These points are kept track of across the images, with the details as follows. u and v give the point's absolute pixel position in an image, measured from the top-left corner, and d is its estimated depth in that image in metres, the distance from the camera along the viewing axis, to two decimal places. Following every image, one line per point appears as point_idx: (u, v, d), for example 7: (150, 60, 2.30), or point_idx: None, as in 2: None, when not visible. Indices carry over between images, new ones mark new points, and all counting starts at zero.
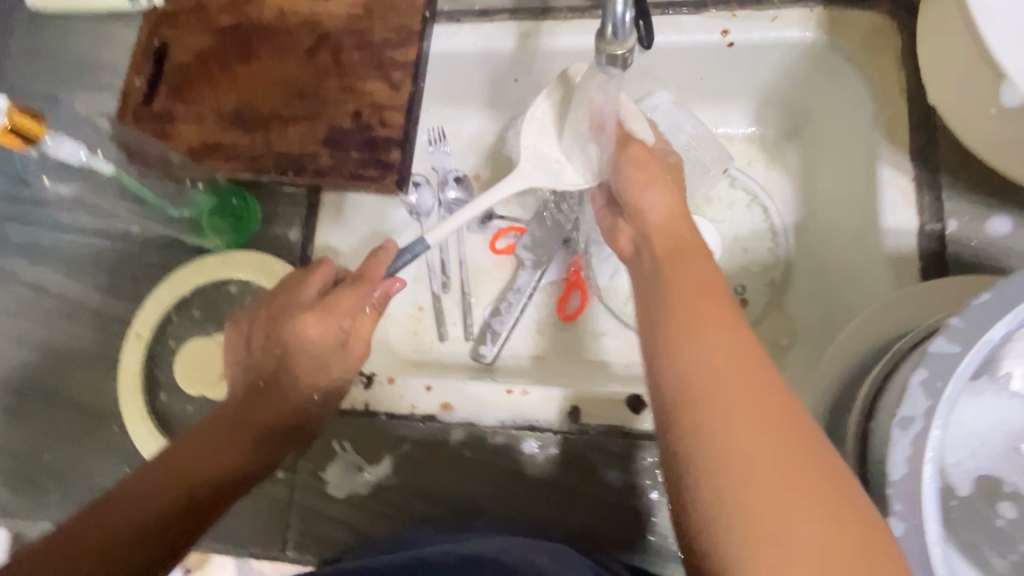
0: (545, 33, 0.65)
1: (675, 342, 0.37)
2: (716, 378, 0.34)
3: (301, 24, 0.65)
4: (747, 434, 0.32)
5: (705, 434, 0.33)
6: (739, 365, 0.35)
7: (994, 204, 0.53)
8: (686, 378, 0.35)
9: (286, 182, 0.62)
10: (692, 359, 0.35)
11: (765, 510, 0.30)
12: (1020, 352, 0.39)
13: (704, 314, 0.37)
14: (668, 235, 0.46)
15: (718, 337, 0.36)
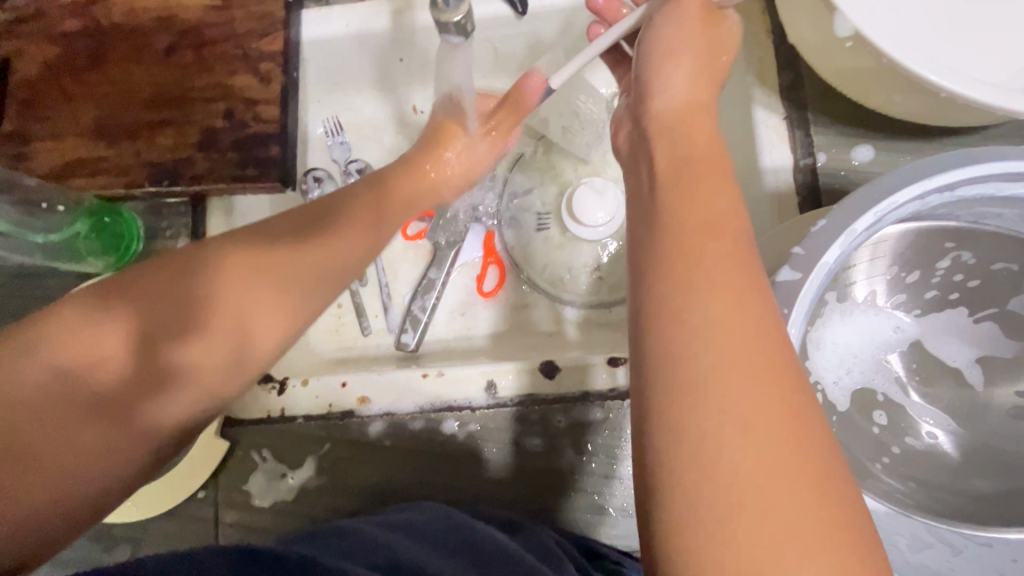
0: (418, 8, 0.63)
1: (673, 293, 0.28)
2: (713, 349, 0.26)
3: (155, 21, 0.60)
4: (751, 418, 0.25)
5: (688, 418, 0.26)
6: (742, 333, 0.27)
7: (857, 134, 0.55)
8: (678, 345, 0.27)
9: (165, 192, 0.58)
10: (680, 326, 0.27)
11: (750, 516, 0.24)
12: (869, 270, 0.42)
13: (712, 260, 0.28)
14: (680, 130, 0.36)
15: (726, 292, 0.28)
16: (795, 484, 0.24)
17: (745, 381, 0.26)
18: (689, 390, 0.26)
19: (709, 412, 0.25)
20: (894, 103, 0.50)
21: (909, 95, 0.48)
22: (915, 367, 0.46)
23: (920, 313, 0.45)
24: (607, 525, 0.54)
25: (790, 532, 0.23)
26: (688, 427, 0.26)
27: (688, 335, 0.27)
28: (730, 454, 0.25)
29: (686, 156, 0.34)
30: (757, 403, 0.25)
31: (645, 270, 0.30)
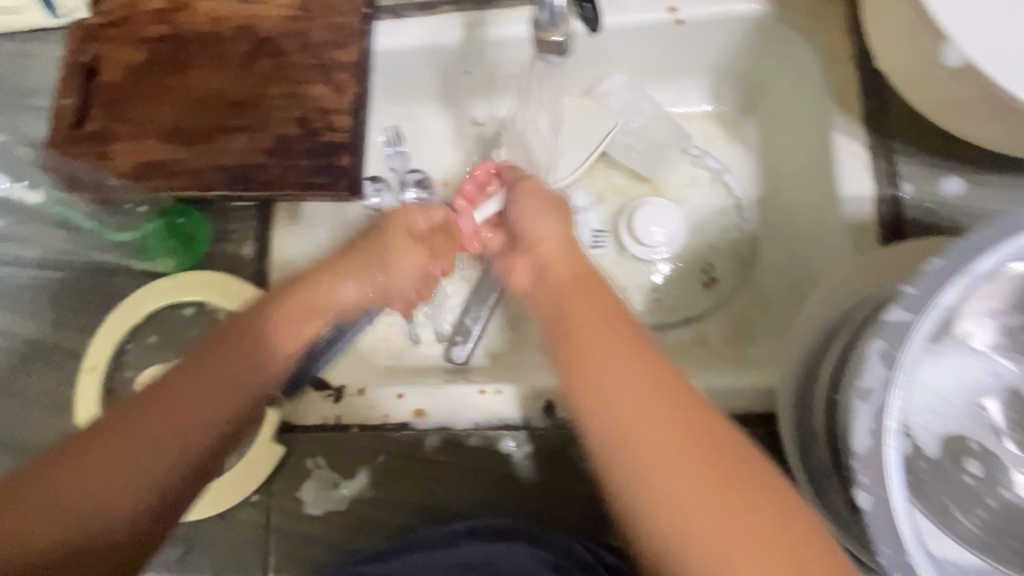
0: (491, 23, 0.63)
1: (577, 362, 0.39)
2: (612, 400, 0.36)
3: (237, 29, 0.62)
4: (669, 450, 0.34)
5: (630, 468, 0.34)
6: (632, 379, 0.36)
7: (946, 166, 0.53)
8: (587, 405, 0.37)
9: (236, 196, 0.59)
10: (602, 394, 0.37)
11: (683, 506, 0.32)
12: (974, 313, 0.39)
13: (596, 336, 0.39)
14: (566, 267, 0.46)
15: (612, 355, 0.38)
16: (717, 480, 0.33)
17: (646, 413, 0.35)
18: (603, 430, 0.36)
19: (629, 439, 0.35)
20: (992, 137, 0.48)
21: (1007, 130, 0.46)
22: (1013, 415, 0.43)
23: (1018, 358, 0.43)
24: None
25: (717, 509, 0.32)
26: (631, 470, 0.34)
27: (598, 388, 0.37)
28: (655, 469, 0.33)
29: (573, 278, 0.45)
30: (662, 424, 0.34)
31: (556, 351, 0.41)
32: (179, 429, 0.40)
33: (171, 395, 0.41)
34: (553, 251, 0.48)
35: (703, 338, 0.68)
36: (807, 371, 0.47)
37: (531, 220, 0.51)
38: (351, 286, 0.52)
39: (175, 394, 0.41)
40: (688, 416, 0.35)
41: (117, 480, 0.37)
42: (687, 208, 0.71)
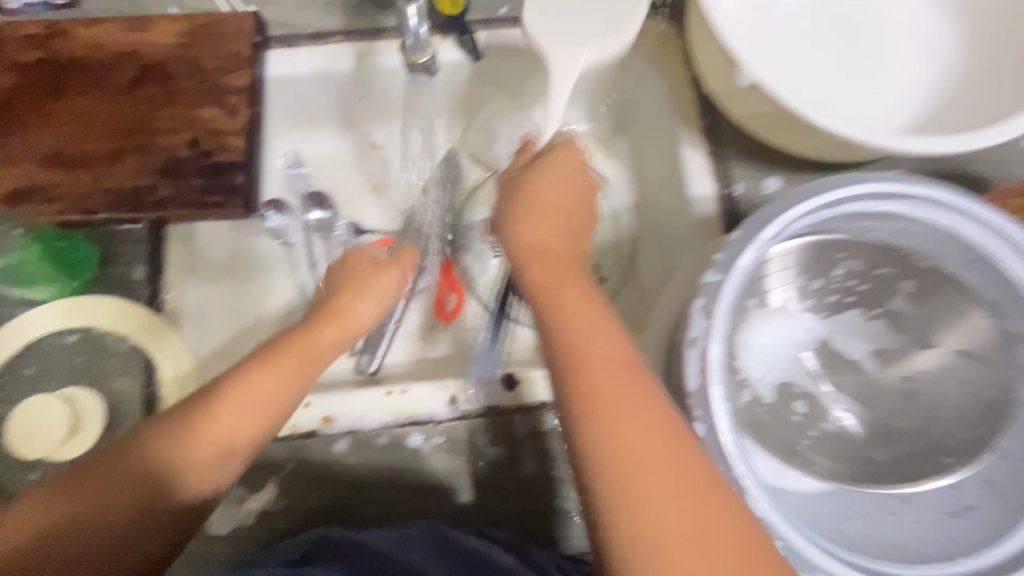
0: (380, 52, 0.67)
1: (594, 406, 0.39)
2: (625, 443, 0.38)
3: (120, 55, 0.62)
4: (645, 453, 0.37)
5: (605, 463, 0.38)
6: (650, 433, 0.38)
7: (767, 169, 0.64)
8: (584, 398, 0.40)
9: (125, 219, 0.60)
10: (586, 393, 0.40)
11: (649, 509, 0.36)
12: (779, 281, 0.49)
13: (619, 382, 0.40)
14: (549, 265, 0.47)
15: (602, 354, 0.41)
16: (679, 484, 0.37)
17: (635, 422, 0.38)
18: (604, 467, 0.38)
19: (615, 439, 0.38)
20: (801, 143, 0.60)
21: (805, 136, 0.58)
22: (825, 361, 0.51)
23: (824, 314, 0.51)
24: (560, 522, 0.59)
25: (673, 512, 0.36)
26: (608, 467, 0.38)
27: (613, 436, 0.38)
28: (651, 511, 0.36)
29: (578, 314, 0.43)
30: (649, 440, 0.38)
31: (566, 392, 0.41)
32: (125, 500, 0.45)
33: (84, 470, 0.45)
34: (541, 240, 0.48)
35: None
36: (670, 343, 0.55)
37: (527, 218, 0.49)
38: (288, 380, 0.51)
39: (60, 482, 0.45)
40: (697, 476, 0.37)
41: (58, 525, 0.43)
42: None
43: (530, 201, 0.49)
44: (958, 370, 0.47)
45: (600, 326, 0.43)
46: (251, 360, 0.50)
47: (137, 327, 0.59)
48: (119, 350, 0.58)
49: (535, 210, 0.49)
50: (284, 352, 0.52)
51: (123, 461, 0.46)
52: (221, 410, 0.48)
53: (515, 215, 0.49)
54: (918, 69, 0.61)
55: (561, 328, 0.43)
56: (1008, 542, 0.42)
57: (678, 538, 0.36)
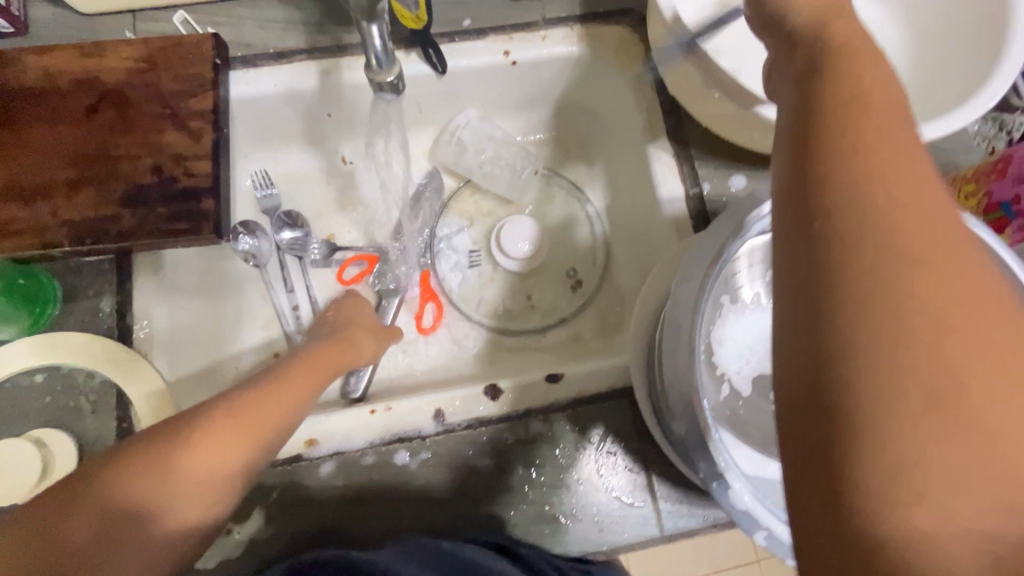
0: (345, 69, 0.66)
1: (899, 239, 0.24)
2: (924, 282, 0.23)
3: (75, 83, 0.61)
4: (959, 310, 0.23)
5: (880, 307, 0.23)
6: (977, 292, 0.23)
7: (732, 167, 0.66)
8: (868, 211, 0.24)
9: (88, 251, 0.58)
10: (868, 200, 0.24)
11: (943, 384, 0.22)
12: (746, 277, 0.51)
13: (936, 209, 0.25)
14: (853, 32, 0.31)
15: (904, 155, 0.25)
16: (1003, 371, 0.23)
17: (947, 259, 0.24)
18: (901, 331, 0.23)
19: (910, 278, 0.23)
20: (764, 141, 0.61)
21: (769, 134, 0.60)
22: None
23: None
24: (561, 533, 0.56)
25: (986, 404, 0.22)
26: (886, 311, 0.23)
27: (930, 286, 0.23)
28: (974, 400, 0.22)
29: (869, 113, 0.26)
30: (969, 294, 0.23)
31: (851, 216, 0.25)
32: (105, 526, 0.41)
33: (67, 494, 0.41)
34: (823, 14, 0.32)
35: (577, 334, 0.75)
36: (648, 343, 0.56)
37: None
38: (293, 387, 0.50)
39: (34, 515, 0.41)
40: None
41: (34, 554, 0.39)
42: (548, 222, 0.80)
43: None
44: None
45: (908, 126, 0.27)
46: (268, 375, 0.51)
47: (104, 361, 0.57)
48: (90, 387, 0.56)
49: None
50: (297, 369, 0.52)
51: (96, 495, 0.41)
52: (215, 426, 0.45)
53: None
54: None
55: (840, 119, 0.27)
56: None
57: (975, 437, 0.22)
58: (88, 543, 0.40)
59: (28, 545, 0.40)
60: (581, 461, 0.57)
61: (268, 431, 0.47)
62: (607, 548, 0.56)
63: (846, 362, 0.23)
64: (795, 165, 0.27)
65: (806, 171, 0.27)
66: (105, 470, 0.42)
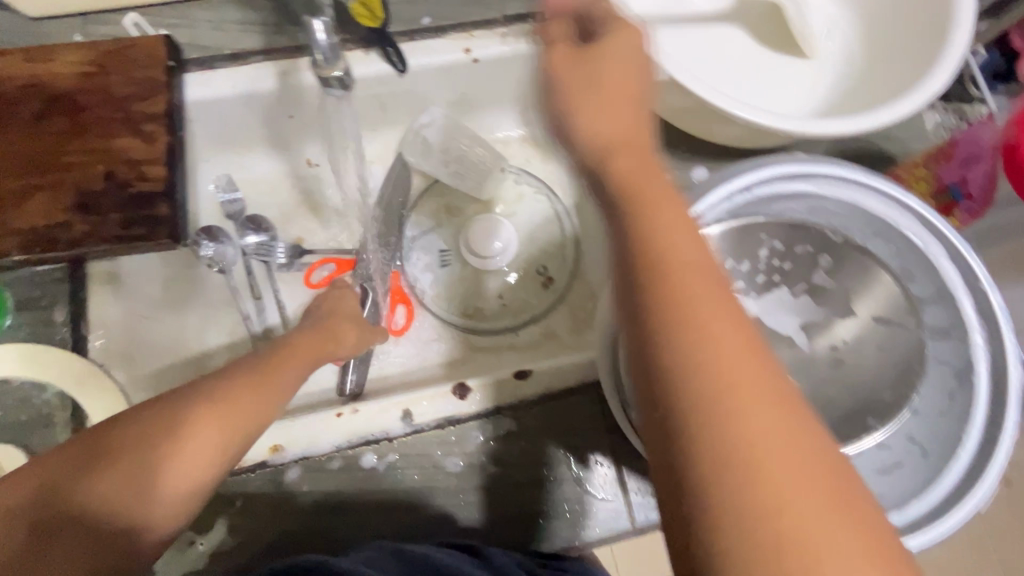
0: (303, 68, 0.65)
1: (705, 377, 0.28)
2: (730, 409, 0.27)
3: (21, 88, 0.59)
4: (759, 429, 0.27)
5: (700, 435, 0.27)
6: (772, 412, 0.27)
7: (693, 159, 0.66)
8: (679, 350, 0.28)
9: (38, 260, 0.57)
10: (679, 341, 0.29)
11: (760, 501, 0.26)
12: None
13: (734, 341, 0.29)
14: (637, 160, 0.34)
15: (701, 293, 0.30)
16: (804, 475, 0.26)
17: (745, 384, 0.28)
18: (721, 464, 0.26)
19: (718, 407, 0.27)
20: (725, 134, 0.62)
21: (730, 127, 0.60)
22: None
23: (755, 294, 0.50)
24: (533, 530, 0.56)
25: (797, 512, 0.26)
26: (705, 441, 0.27)
27: (735, 418, 0.27)
28: (785, 508, 0.26)
29: (669, 255, 0.31)
30: (767, 412, 0.27)
31: (667, 359, 0.29)
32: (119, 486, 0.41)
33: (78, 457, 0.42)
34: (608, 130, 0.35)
35: (550, 331, 0.75)
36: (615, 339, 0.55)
37: (583, 106, 0.36)
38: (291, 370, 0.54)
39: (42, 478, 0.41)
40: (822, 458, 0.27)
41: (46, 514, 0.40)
42: (518, 220, 0.80)
43: (589, 59, 0.37)
44: (875, 336, 0.48)
45: (704, 260, 0.31)
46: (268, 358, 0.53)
47: (58, 372, 0.56)
48: (44, 399, 0.55)
49: (605, 72, 0.37)
50: (274, 364, 0.53)
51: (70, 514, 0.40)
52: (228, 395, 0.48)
53: (576, 76, 0.37)
54: (823, 60, 0.65)
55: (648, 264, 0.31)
56: (945, 481, 0.44)
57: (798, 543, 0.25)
58: (103, 501, 0.41)
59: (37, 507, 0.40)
60: (551, 457, 0.57)
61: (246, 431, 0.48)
62: (579, 543, 0.56)
63: (685, 488, 0.27)
64: (623, 309, 0.31)
65: (630, 317, 0.31)
66: (77, 486, 0.41)
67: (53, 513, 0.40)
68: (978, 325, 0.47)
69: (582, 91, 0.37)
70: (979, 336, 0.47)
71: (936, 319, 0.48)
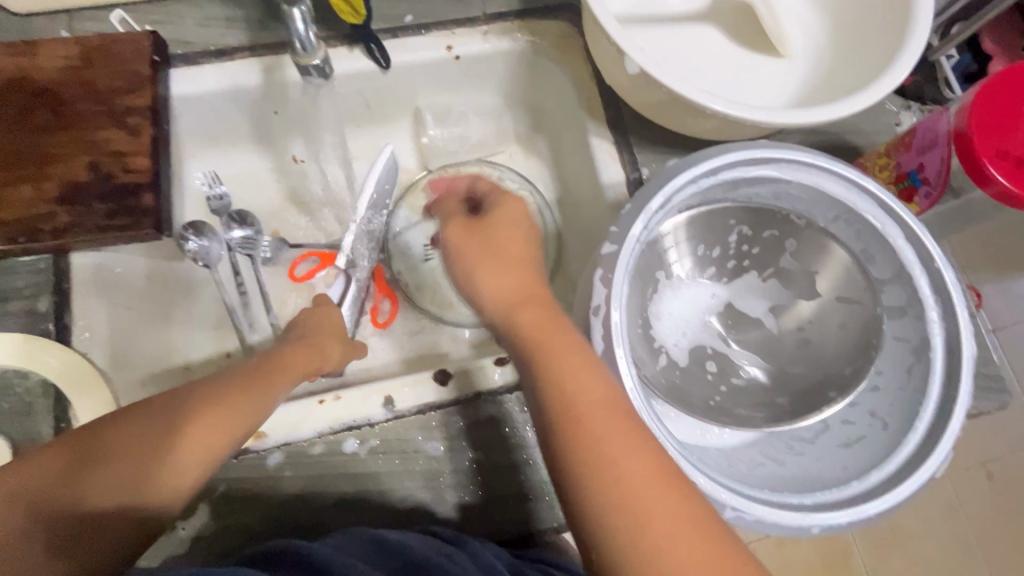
0: (287, 64, 0.66)
1: (619, 495, 0.38)
2: (642, 518, 0.37)
3: (8, 82, 0.60)
4: (666, 530, 0.37)
5: (624, 544, 0.37)
6: (675, 515, 0.37)
7: (669, 152, 0.68)
8: (597, 476, 0.38)
9: (22, 249, 0.58)
10: (596, 470, 0.39)
11: None
12: (676, 251, 0.53)
13: (634, 463, 0.39)
14: (533, 312, 0.46)
15: (607, 426, 0.40)
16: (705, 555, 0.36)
17: (650, 494, 0.38)
18: (644, 561, 0.36)
19: (632, 518, 0.37)
20: (698, 126, 0.64)
21: (702, 118, 0.62)
22: (730, 321, 0.55)
23: (726, 279, 0.55)
24: (514, 513, 0.57)
25: None
26: (630, 544, 0.37)
27: (636, 527, 0.37)
28: None
29: (576, 400, 0.41)
30: (670, 514, 0.37)
31: (589, 487, 0.38)
32: (125, 481, 0.44)
33: (77, 456, 0.43)
34: (510, 288, 0.47)
35: None
36: None
37: (482, 275, 0.48)
38: (292, 364, 0.58)
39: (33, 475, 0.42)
40: (715, 538, 0.37)
41: (50, 508, 0.41)
42: None
43: (478, 229, 0.50)
44: (838, 315, 0.52)
45: (605, 397, 0.41)
46: (267, 355, 0.57)
47: (43, 360, 0.56)
48: (26, 387, 0.56)
49: (495, 237, 0.49)
50: (276, 360, 0.57)
51: (92, 493, 0.42)
52: (233, 393, 0.51)
53: (472, 243, 0.49)
54: (794, 55, 0.67)
55: (567, 410, 0.41)
56: (905, 449, 0.46)
57: None
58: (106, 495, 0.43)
59: (38, 502, 0.41)
60: (530, 441, 0.58)
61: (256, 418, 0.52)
62: (558, 524, 0.57)
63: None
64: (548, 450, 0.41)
65: (557, 454, 0.40)
66: (106, 464, 0.43)
67: (56, 508, 0.41)
68: (933, 302, 0.49)
69: (482, 257, 0.48)
70: (934, 312, 0.49)
71: (892, 298, 0.51)
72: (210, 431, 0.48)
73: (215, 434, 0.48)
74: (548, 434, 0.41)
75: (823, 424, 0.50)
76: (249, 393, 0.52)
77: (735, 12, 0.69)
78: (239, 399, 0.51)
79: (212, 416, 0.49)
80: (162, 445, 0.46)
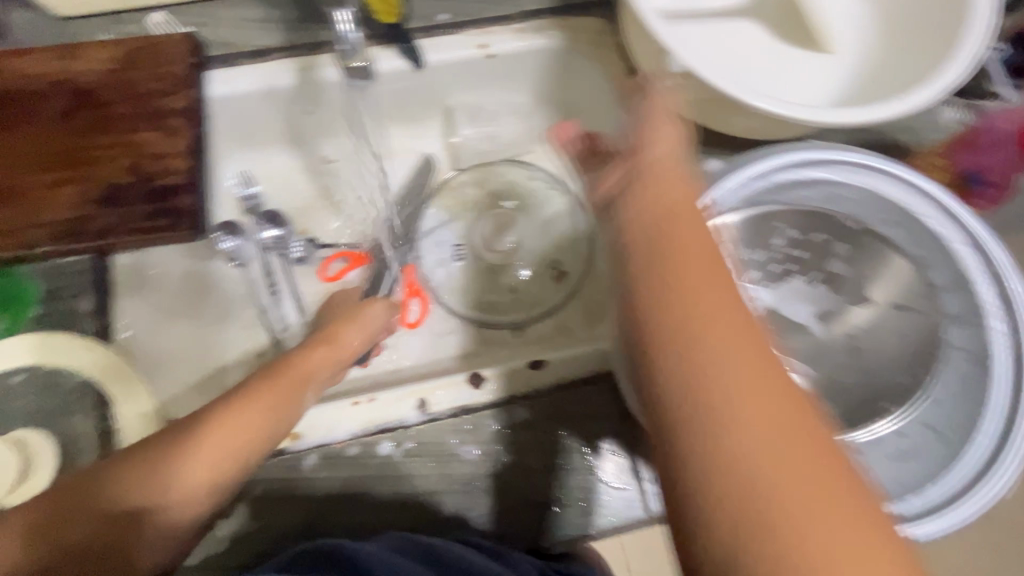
0: (321, 65, 0.66)
1: (737, 427, 0.30)
2: (765, 460, 0.29)
3: (53, 84, 0.61)
4: (796, 479, 0.29)
5: (738, 488, 0.29)
6: (810, 464, 0.29)
7: (707, 152, 0.67)
8: (711, 404, 0.31)
9: (67, 250, 0.59)
10: (709, 396, 0.31)
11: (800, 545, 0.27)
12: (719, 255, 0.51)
13: (759, 397, 0.31)
14: (658, 215, 0.40)
15: (728, 350, 0.32)
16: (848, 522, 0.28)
17: (777, 435, 0.30)
18: (762, 512, 0.28)
19: (753, 459, 0.29)
20: (739, 125, 0.62)
21: (745, 117, 0.60)
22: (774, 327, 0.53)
23: (771, 283, 0.52)
24: (550, 520, 0.56)
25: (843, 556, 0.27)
26: (744, 488, 0.29)
27: (760, 475, 0.29)
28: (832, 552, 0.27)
29: (689, 315, 0.34)
30: (804, 463, 0.29)
31: (700, 415, 0.31)
32: (137, 488, 0.46)
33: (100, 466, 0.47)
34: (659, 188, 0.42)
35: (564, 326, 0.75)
36: None
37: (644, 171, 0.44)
38: (315, 363, 0.57)
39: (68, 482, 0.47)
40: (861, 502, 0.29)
41: (76, 512, 0.45)
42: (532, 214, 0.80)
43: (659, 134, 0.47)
44: (890, 322, 0.50)
45: (726, 317, 0.34)
46: (291, 354, 0.58)
47: (86, 359, 0.57)
48: (69, 385, 0.57)
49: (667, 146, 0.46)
50: (300, 359, 0.57)
51: (109, 499, 0.46)
52: (244, 400, 0.52)
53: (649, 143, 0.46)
54: (840, 51, 0.65)
55: (679, 324, 0.33)
56: (966, 461, 0.45)
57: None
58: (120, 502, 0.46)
59: (69, 505, 0.46)
60: (565, 447, 0.57)
61: (271, 425, 0.52)
62: (594, 531, 0.56)
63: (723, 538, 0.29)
64: (647, 371, 0.34)
65: (658, 376, 0.33)
66: (122, 471, 0.47)
67: (83, 512, 0.45)
68: (995, 311, 0.48)
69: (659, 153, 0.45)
70: (997, 322, 0.47)
71: (950, 306, 0.49)
72: (218, 440, 0.49)
73: (223, 443, 0.49)
74: (649, 351, 0.34)
75: (875, 439, 0.47)
76: (260, 400, 0.52)
77: (777, 7, 0.67)
78: (249, 407, 0.51)
79: (220, 424, 0.50)
80: (173, 453, 0.48)
